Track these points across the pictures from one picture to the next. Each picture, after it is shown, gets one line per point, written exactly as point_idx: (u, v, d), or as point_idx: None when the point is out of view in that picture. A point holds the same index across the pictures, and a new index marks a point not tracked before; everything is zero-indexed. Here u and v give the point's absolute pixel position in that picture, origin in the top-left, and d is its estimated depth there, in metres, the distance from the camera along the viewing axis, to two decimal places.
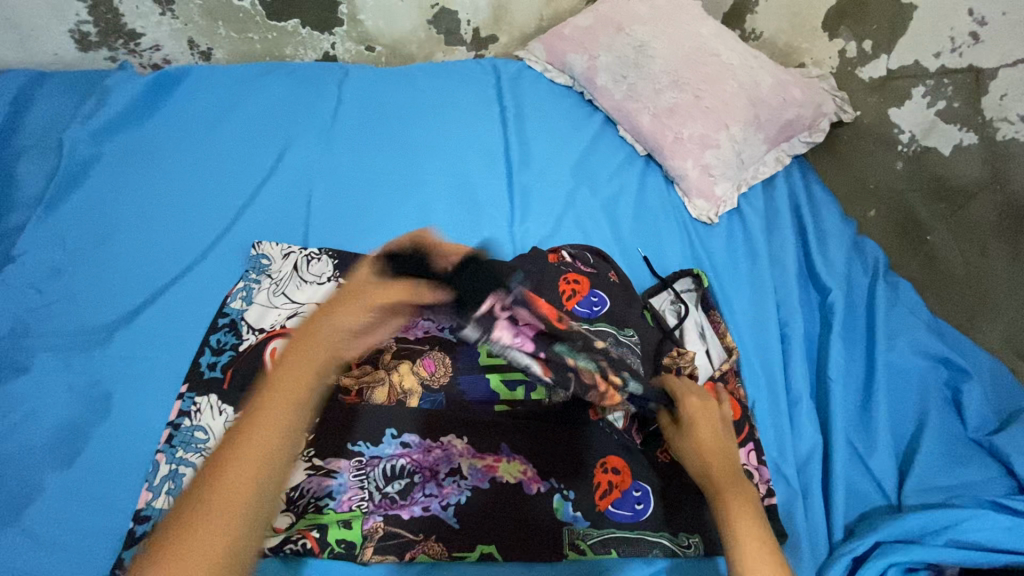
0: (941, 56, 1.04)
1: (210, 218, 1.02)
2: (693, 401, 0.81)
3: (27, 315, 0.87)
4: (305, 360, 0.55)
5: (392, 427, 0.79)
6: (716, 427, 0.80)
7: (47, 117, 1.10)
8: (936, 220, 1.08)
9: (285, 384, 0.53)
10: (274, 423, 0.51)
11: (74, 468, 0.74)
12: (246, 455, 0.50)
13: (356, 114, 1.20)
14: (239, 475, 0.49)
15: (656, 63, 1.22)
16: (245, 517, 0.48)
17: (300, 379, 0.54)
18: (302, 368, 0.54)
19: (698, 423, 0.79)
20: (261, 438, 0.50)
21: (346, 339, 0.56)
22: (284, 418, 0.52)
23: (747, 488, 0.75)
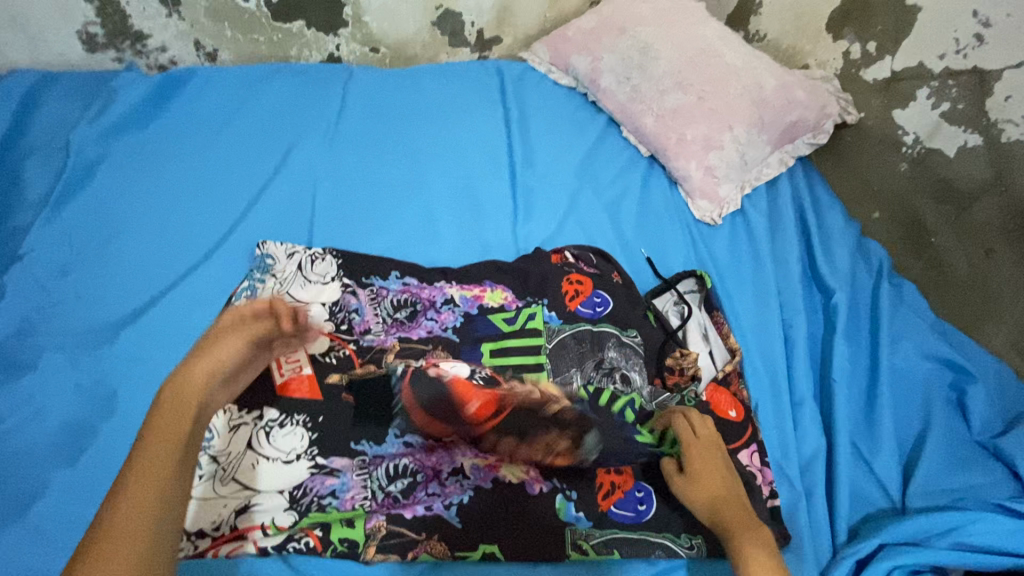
0: (946, 58, 1.04)
1: (214, 219, 1.02)
2: (693, 446, 0.76)
3: (33, 314, 0.88)
4: (176, 405, 0.64)
5: (394, 427, 0.78)
6: (721, 471, 0.75)
7: (54, 117, 1.11)
8: (940, 222, 1.07)
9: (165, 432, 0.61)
10: (157, 480, 0.57)
11: (80, 465, 0.75)
12: (128, 518, 0.53)
13: (361, 114, 1.20)
14: (126, 540, 0.52)
15: (659, 64, 1.22)
16: (154, 543, 0.53)
17: (176, 422, 0.63)
18: (178, 413, 0.63)
19: (702, 471, 0.75)
20: (143, 491, 0.56)
21: (220, 378, 0.68)
22: (165, 469, 0.58)
23: (764, 534, 0.69)
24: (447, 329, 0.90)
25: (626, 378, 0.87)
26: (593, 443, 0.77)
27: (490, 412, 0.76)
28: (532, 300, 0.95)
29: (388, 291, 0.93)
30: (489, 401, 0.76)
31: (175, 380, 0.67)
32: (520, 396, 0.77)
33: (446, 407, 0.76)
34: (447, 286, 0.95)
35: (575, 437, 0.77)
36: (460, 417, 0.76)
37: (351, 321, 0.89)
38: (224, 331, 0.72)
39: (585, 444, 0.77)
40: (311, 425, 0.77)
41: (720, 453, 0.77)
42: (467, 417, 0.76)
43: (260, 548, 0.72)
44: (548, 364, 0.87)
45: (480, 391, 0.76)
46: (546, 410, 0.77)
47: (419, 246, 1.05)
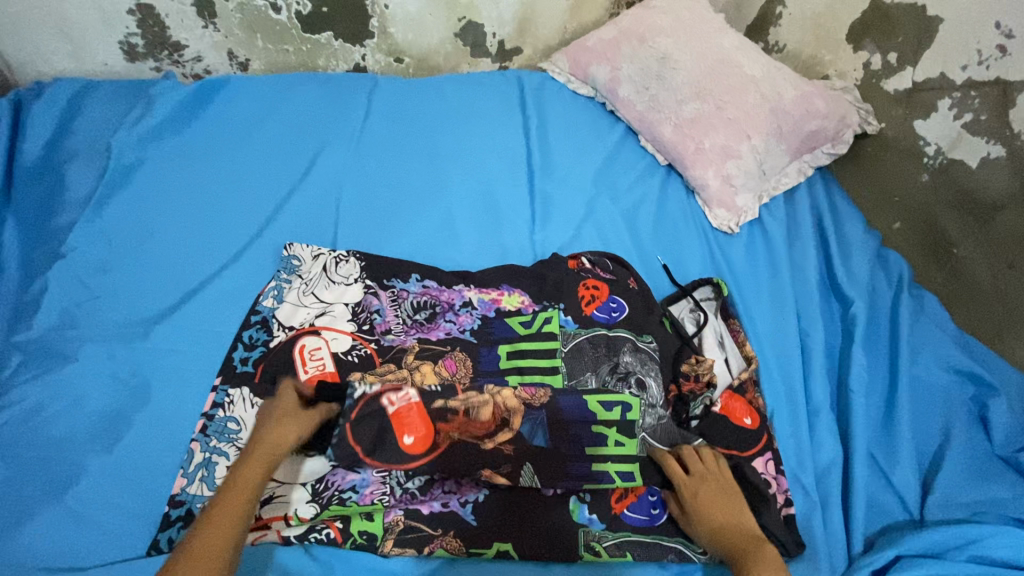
0: (968, 69, 1.04)
1: (244, 221, 1.06)
2: (688, 481, 0.77)
3: (74, 308, 0.92)
4: (262, 455, 0.70)
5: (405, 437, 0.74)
6: (722, 498, 0.76)
7: (96, 121, 1.17)
8: (963, 234, 1.06)
9: (248, 477, 0.68)
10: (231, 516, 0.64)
11: (114, 452, 0.78)
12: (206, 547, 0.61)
13: (385, 122, 1.24)
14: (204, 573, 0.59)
15: (678, 74, 1.23)
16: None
17: (257, 473, 0.69)
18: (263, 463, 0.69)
19: (704, 501, 0.76)
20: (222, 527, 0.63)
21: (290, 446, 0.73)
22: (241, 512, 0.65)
23: (774, 552, 0.70)
24: (465, 331, 0.92)
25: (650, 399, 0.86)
26: (530, 472, 0.77)
27: (423, 449, 0.75)
28: (549, 305, 0.97)
29: (408, 293, 0.96)
30: (424, 438, 0.75)
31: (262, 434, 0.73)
32: (460, 432, 0.77)
33: (379, 436, 0.74)
34: (466, 289, 0.98)
35: (519, 461, 0.77)
36: (390, 449, 0.74)
37: (372, 321, 0.91)
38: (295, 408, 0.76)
39: (523, 473, 0.77)
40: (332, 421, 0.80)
41: (718, 481, 0.78)
42: (396, 450, 0.74)
43: (283, 537, 0.74)
44: (564, 366, 0.88)
45: (421, 424, 0.76)
46: (483, 446, 0.77)
47: (439, 250, 1.07)
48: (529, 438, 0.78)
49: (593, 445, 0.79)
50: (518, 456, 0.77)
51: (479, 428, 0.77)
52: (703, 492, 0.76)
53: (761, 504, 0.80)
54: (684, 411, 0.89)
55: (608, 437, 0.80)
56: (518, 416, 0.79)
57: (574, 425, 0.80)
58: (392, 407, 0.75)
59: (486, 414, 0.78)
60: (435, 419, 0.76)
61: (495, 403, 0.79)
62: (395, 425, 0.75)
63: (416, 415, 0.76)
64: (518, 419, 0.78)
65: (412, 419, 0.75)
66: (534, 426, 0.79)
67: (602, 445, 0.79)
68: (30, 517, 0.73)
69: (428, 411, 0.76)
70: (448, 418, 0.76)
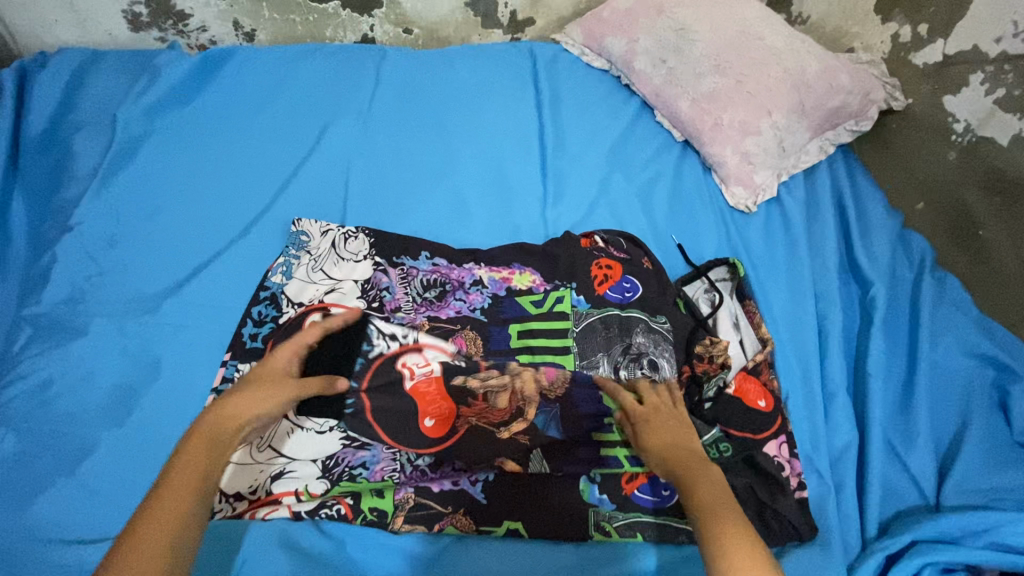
0: (1002, 41, 0.99)
1: (252, 196, 1.05)
2: (642, 413, 0.77)
3: (82, 282, 0.92)
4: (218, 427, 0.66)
5: (427, 419, 0.78)
6: (671, 424, 0.76)
7: (102, 93, 1.15)
8: (988, 214, 1.03)
9: (207, 445, 0.64)
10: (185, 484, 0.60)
11: (125, 426, 0.79)
12: (161, 516, 0.57)
13: (394, 95, 1.21)
14: (149, 570, 0.53)
15: (697, 46, 1.18)
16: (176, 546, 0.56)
17: (208, 447, 0.64)
18: (210, 442, 0.65)
19: (654, 425, 0.75)
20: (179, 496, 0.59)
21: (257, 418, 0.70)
22: (192, 489, 0.60)
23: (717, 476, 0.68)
24: (475, 310, 0.91)
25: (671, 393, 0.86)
26: (540, 459, 0.78)
27: (443, 433, 0.78)
28: (561, 284, 0.95)
29: (418, 271, 0.94)
30: (444, 420, 0.78)
31: (215, 410, 0.68)
32: (477, 418, 0.78)
33: (401, 418, 0.78)
34: (476, 268, 0.96)
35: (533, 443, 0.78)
36: (408, 434, 0.77)
37: (382, 299, 0.90)
38: (269, 377, 0.74)
39: (533, 460, 0.78)
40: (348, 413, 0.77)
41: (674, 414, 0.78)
42: (419, 433, 0.77)
43: (294, 513, 0.74)
44: (575, 347, 0.87)
45: (442, 405, 0.78)
46: (499, 434, 0.78)
47: (449, 226, 1.05)
48: (541, 428, 0.79)
49: (599, 431, 0.80)
50: (532, 444, 0.78)
51: (495, 415, 0.78)
52: (654, 423, 0.75)
53: (776, 489, 0.79)
54: (697, 393, 0.88)
55: (614, 424, 0.80)
56: (532, 405, 0.79)
57: (587, 418, 0.80)
58: (412, 383, 0.79)
59: (502, 400, 0.79)
60: (455, 399, 0.79)
61: (513, 390, 0.79)
62: (415, 400, 0.78)
63: (435, 392, 0.79)
64: (532, 409, 0.79)
65: (433, 395, 0.79)
66: (548, 418, 0.79)
67: (608, 432, 0.81)
68: (44, 489, 0.73)
69: (447, 387, 0.79)
70: (466, 400, 0.79)
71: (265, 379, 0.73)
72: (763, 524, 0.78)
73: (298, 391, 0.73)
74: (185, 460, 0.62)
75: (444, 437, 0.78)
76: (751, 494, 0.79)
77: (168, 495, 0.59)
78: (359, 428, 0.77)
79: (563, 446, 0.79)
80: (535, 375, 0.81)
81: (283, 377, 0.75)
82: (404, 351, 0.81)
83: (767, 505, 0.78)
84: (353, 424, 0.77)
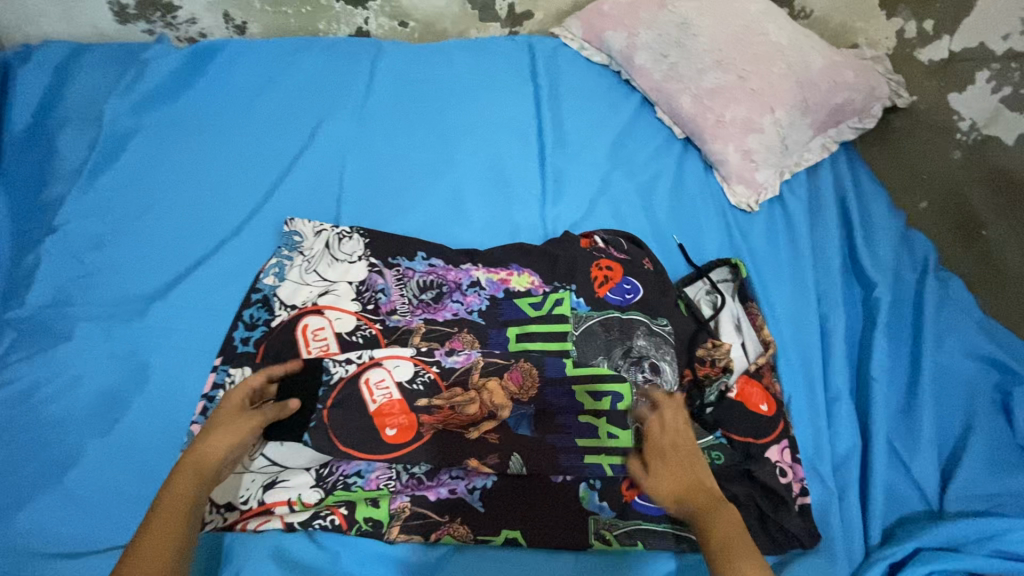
0: (1010, 38, 0.97)
1: (243, 194, 1.02)
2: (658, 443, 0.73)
3: (69, 283, 0.89)
4: (193, 463, 0.67)
5: (389, 427, 0.73)
6: (683, 457, 0.72)
7: (88, 87, 1.11)
8: (993, 215, 1.01)
9: (191, 479, 0.65)
10: (172, 518, 0.62)
11: (112, 433, 0.77)
12: (152, 551, 0.60)
13: (389, 90, 1.18)
14: None
15: (699, 42, 1.16)
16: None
17: (189, 483, 0.65)
18: (193, 477, 0.66)
19: (668, 459, 0.72)
20: (165, 533, 0.61)
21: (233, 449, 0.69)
22: (177, 527, 0.62)
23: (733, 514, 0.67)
24: (473, 312, 0.89)
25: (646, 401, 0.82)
26: (519, 462, 0.74)
27: (408, 438, 0.74)
28: (560, 286, 0.93)
29: (414, 272, 0.92)
30: (406, 430, 0.74)
31: (191, 449, 0.67)
32: (448, 423, 0.75)
33: (360, 431, 0.73)
34: (474, 268, 0.94)
35: (506, 451, 0.75)
36: (372, 443, 0.73)
37: (377, 301, 0.88)
38: (231, 412, 0.71)
39: (511, 462, 0.74)
40: (312, 428, 0.73)
41: (680, 446, 0.73)
42: (379, 444, 0.73)
43: (287, 524, 0.72)
44: (575, 351, 0.84)
45: (403, 415, 0.74)
46: (468, 435, 0.75)
47: (446, 226, 1.03)
48: (515, 429, 0.77)
49: (584, 436, 0.76)
50: (504, 445, 0.75)
51: (462, 420, 0.75)
52: (667, 454, 0.72)
53: (777, 505, 0.78)
54: (699, 397, 0.86)
55: (601, 429, 0.76)
56: (507, 408, 0.76)
57: (561, 415, 0.77)
58: (376, 405, 0.74)
59: (472, 408, 0.75)
60: (418, 412, 0.74)
61: (483, 399, 0.76)
62: (377, 420, 0.73)
63: (396, 409, 0.74)
64: (506, 409, 0.76)
65: (394, 413, 0.74)
66: (520, 416, 0.77)
67: (597, 437, 0.76)
68: (31, 498, 0.72)
69: (410, 405, 0.74)
70: (432, 412, 0.74)
71: (229, 416, 0.71)
72: (764, 533, 0.77)
73: (261, 419, 0.71)
74: (167, 501, 0.64)
75: (409, 442, 0.74)
76: (753, 505, 0.78)
77: (156, 531, 0.61)
78: (323, 445, 0.72)
79: (547, 453, 0.75)
80: (501, 382, 0.77)
81: (242, 411, 0.72)
82: (363, 369, 0.76)
83: (769, 517, 0.78)
84: (316, 440, 0.72)
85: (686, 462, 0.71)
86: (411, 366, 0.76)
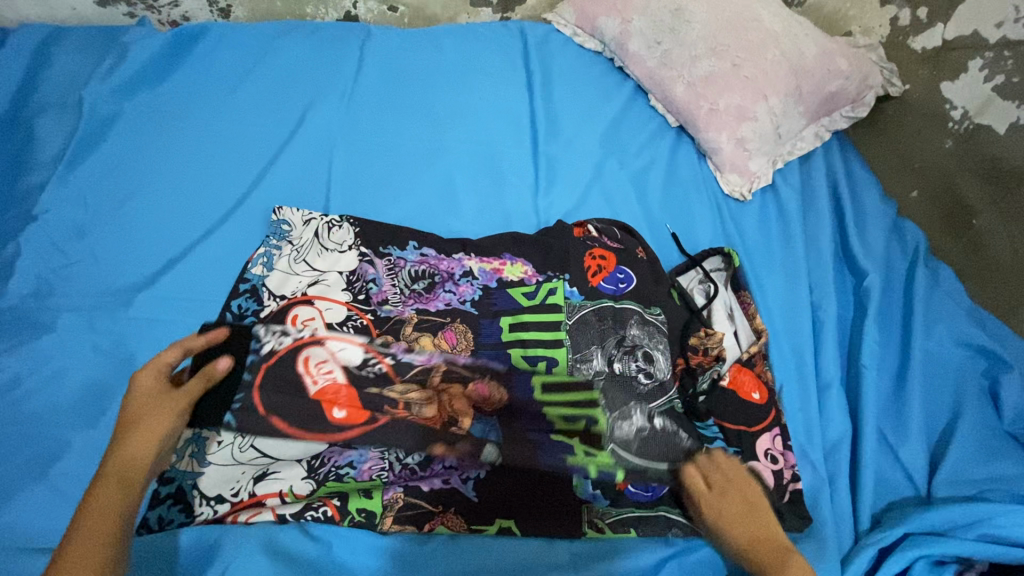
0: (1003, 26, 0.97)
1: (229, 182, 1.00)
2: (704, 488, 0.72)
3: (51, 274, 0.87)
4: (114, 467, 0.64)
5: (337, 411, 0.72)
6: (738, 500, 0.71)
7: (66, 72, 1.08)
8: (983, 203, 1.02)
9: (117, 481, 0.63)
10: (102, 520, 0.60)
11: (97, 426, 0.75)
12: (77, 553, 0.58)
13: (378, 76, 1.16)
14: None
15: (693, 29, 1.15)
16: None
17: (111, 490, 0.63)
18: (116, 480, 0.63)
19: (724, 504, 0.71)
20: (92, 536, 0.59)
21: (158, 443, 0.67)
22: (106, 527, 0.60)
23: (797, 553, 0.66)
24: (465, 302, 0.88)
25: (622, 409, 0.79)
26: (492, 452, 0.74)
27: (358, 421, 0.72)
28: (553, 275, 0.92)
29: (406, 262, 0.91)
30: (355, 417, 0.72)
31: (114, 453, 0.65)
32: (404, 419, 0.73)
33: (303, 415, 0.72)
34: (466, 258, 0.93)
35: (477, 447, 0.74)
36: (321, 428, 0.71)
37: (368, 291, 0.87)
38: (146, 403, 0.69)
39: (484, 452, 0.74)
40: (239, 408, 0.71)
41: (740, 494, 0.72)
42: (327, 428, 0.71)
43: (279, 516, 0.72)
44: (570, 340, 0.84)
45: (353, 400, 0.73)
46: (429, 436, 0.73)
47: (437, 215, 1.02)
48: (482, 436, 0.75)
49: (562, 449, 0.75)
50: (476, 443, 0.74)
51: (421, 420, 0.74)
52: (717, 499, 0.71)
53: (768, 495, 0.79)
54: (691, 385, 0.86)
55: (577, 445, 0.76)
56: (467, 416, 0.75)
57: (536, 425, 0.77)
58: (318, 385, 0.73)
59: (430, 410, 0.75)
60: (370, 402, 0.73)
61: (442, 401, 0.76)
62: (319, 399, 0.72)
63: (345, 397, 0.73)
64: (468, 416, 0.75)
65: (343, 400, 0.73)
66: (485, 427, 0.76)
67: (571, 453, 0.75)
68: (16, 492, 0.70)
69: (357, 393, 0.74)
70: (385, 406, 0.73)
71: (146, 406, 0.69)
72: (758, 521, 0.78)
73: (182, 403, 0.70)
74: (95, 506, 0.61)
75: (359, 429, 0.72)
76: None
77: (83, 533, 0.59)
78: (253, 425, 0.70)
79: (525, 453, 0.74)
80: (463, 389, 0.77)
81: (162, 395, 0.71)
82: (302, 346, 0.76)
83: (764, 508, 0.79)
84: (242, 420, 0.71)
85: (740, 504, 0.71)
86: (362, 352, 0.77)
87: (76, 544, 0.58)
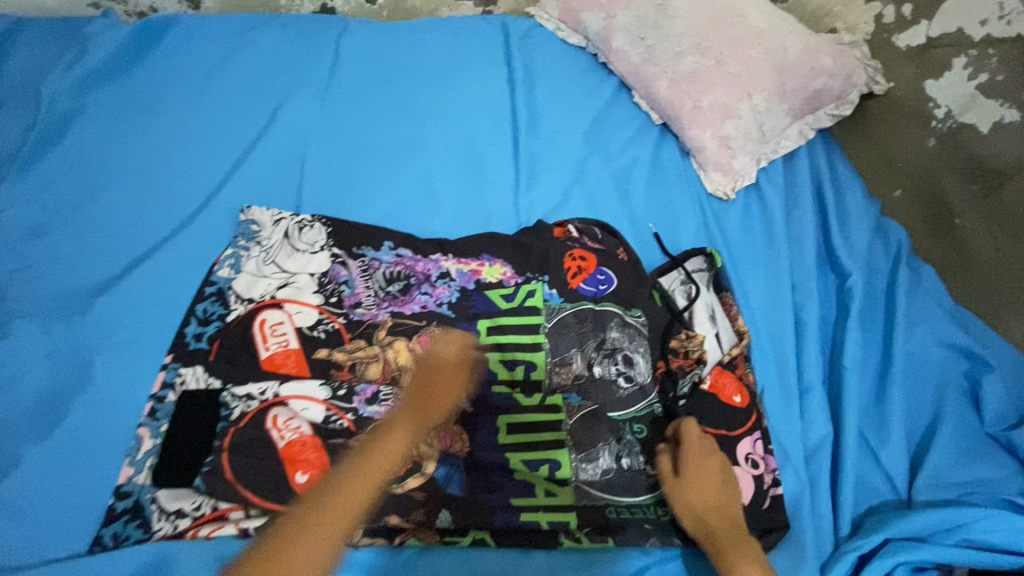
0: (988, 23, 0.96)
1: (197, 181, 0.96)
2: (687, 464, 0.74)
3: (5, 278, 0.84)
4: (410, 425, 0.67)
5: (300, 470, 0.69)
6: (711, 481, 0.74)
7: (26, 66, 1.04)
8: (966, 203, 1.01)
9: (399, 440, 0.65)
10: (375, 475, 0.62)
11: (51, 438, 0.72)
12: (348, 496, 0.59)
13: (354, 70, 1.12)
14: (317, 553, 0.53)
15: (677, 25, 1.13)
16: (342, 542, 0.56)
17: (400, 446, 0.65)
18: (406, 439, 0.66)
19: (697, 482, 0.73)
20: (365, 481, 0.61)
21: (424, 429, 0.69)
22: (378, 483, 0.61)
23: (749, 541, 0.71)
24: (442, 305, 0.85)
25: (589, 451, 0.76)
26: (447, 518, 0.71)
27: None
28: (532, 277, 0.90)
29: (380, 263, 0.88)
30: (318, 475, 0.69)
31: (410, 409, 0.68)
32: None
33: (265, 479, 0.69)
34: (443, 259, 0.90)
35: (432, 508, 0.71)
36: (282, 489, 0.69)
37: (340, 294, 0.84)
38: (448, 383, 0.72)
39: (437, 519, 0.71)
40: (204, 473, 0.69)
41: (718, 462, 0.76)
42: (288, 490, 0.68)
43: (241, 530, 0.68)
44: (548, 343, 0.83)
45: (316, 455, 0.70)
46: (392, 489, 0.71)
47: (414, 214, 0.99)
48: (445, 488, 0.73)
49: (518, 495, 0.73)
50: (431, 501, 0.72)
51: None
52: (696, 479, 0.73)
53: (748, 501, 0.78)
54: (673, 388, 0.83)
55: (538, 486, 0.73)
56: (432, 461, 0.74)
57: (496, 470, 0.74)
58: (283, 442, 0.71)
59: None
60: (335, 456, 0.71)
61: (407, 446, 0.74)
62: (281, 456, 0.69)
63: (309, 453, 0.70)
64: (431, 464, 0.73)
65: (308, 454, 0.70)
66: (450, 474, 0.74)
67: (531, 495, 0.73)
68: None
69: (323, 445, 0.71)
70: (352, 458, 0.71)
71: (445, 386, 0.72)
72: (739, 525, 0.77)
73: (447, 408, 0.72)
74: (381, 451, 0.63)
75: None
76: None
77: (357, 474, 0.61)
78: (218, 490, 0.68)
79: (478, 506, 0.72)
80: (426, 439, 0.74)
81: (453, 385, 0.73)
82: (267, 407, 0.73)
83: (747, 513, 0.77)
84: (210, 484, 0.68)
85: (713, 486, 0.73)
86: (323, 410, 0.74)
87: (347, 484, 0.60)
